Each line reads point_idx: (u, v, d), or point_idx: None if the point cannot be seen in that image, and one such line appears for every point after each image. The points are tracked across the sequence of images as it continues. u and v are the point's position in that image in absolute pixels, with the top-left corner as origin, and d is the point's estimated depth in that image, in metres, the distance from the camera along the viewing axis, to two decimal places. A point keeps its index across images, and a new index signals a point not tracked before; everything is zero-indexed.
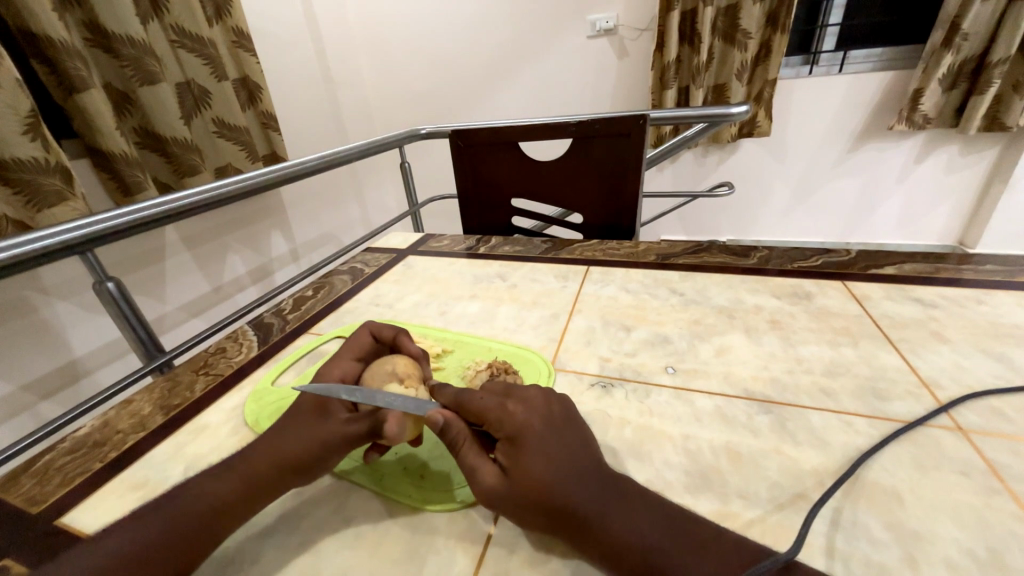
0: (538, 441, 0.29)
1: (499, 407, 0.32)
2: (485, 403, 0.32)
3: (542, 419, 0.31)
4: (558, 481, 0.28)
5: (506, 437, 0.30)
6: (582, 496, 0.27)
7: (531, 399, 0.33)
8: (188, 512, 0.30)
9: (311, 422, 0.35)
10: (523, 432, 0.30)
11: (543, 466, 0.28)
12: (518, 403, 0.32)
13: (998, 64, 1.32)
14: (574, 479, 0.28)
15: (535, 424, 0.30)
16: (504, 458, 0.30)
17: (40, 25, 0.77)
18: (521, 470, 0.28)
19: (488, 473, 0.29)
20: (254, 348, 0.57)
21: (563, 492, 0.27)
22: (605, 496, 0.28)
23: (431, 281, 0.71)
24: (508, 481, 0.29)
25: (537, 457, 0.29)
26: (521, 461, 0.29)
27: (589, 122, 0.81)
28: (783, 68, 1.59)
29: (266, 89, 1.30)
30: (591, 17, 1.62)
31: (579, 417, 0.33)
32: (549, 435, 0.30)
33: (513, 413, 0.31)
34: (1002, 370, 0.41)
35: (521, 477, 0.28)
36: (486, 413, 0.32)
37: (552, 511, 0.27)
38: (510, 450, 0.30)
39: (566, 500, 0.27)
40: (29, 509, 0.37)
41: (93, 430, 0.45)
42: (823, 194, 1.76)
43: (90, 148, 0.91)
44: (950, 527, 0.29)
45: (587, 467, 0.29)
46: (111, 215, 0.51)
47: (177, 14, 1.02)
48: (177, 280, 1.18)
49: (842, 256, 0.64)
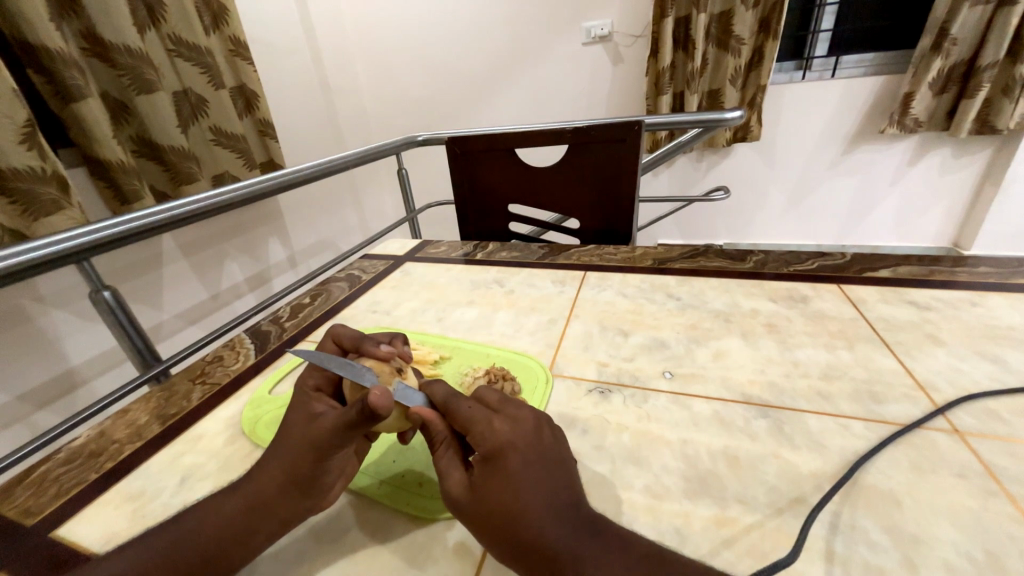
0: (518, 463, 0.29)
1: (482, 421, 0.31)
2: (471, 415, 0.32)
3: (528, 442, 0.30)
4: (528, 507, 0.27)
5: (484, 454, 0.30)
6: (552, 529, 0.27)
7: (521, 418, 0.32)
8: (199, 534, 0.30)
9: (305, 427, 0.33)
10: (504, 450, 0.29)
11: (517, 490, 0.28)
12: (505, 418, 0.31)
13: (987, 69, 1.34)
14: (547, 511, 0.27)
15: (521, 445, 0.30)
16: (478, 474, 0.29)
17: (37, 36, 0.78)
18: (492, 489, 0.28)
19: (455, 485, 0.30)
20: (251, 357, 0.57)
21: (533, 521, 0.27)
22: (581, 535, 0.26)
23: (428, 287, 0.71)
24: (476, 498, 0.28)
25: (511, 478, 0.28)
26: (493, 480, 0.28)
27: (584, 128, 0.82)
28: (777, 73, 1.60)
29: (264, 98, 1.30)
30: (585, 24, 1.64)
31: (564, 444, 0.32)
32: (532, 459, 0.29)
33: (498, 429, 0.30)
34: (998, 372, 0.42)
35: (491, 496, 0.28)
36: (469, 426, 0.31)
37: (517, 538, 0.27)
38: (485, 467, 0.29)
39: (532, 528, 0.27)
40: (24, 520, 0.36)
41: (89, 440, 0.45)
42: (818, 197, 1.78)
43: (87, 157, 0.91)
44: (948, 530, 0.29)
45: (562, 499, 0.28)
46: (108, 223, 0.50)
47: (174, 24, 1.03)
48: (174, 288, 1.18)
49: (838, 259, 0.64)
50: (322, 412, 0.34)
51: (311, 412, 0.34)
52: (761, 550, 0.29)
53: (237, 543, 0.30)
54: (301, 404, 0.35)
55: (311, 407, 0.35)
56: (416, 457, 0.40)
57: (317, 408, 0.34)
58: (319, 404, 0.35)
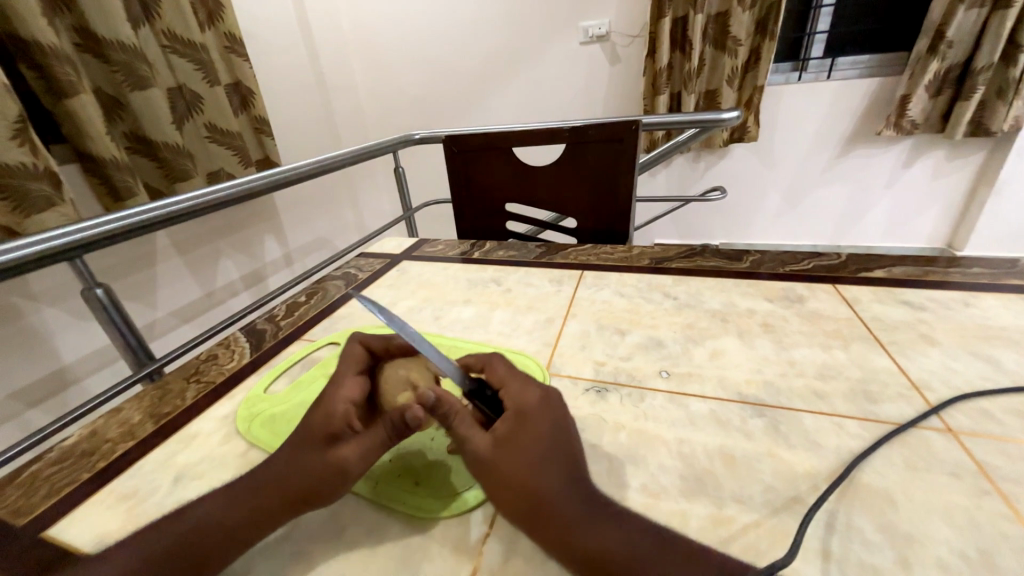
0: (541, 424, 0.32)
1: (515, 389, 0.34)
2: (509, 383, 0.35)
3: (553, 415, 0.33)
4: (547, 468, 0.30)
5: (514, 417, 0.32)
6: (563, 492, 0.29)
7: (547, 392, 0.35)
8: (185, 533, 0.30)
9: (321, 450, 0.32)
10: (534, 417, 0.32)
11: (540, 453, 0.30)
12: (534, 392, 0.34)
13: (982, 72, 1.35)
14: (561, 478, 0.29)
15: (548, 416, 0.32)
16: (505, 433, 0.31)
17: (29, 30, 0.77)
18: (520, 447, 0.30)
19: (480, 439, 0.31)
20: (246, 355, 0.56)
21: (550, 484, 0.29)
22: (587, 505, 0.28)
23: (425, 286, 0.70)
24: (501, 452, 0.30)
25: (538, 441, 0.31)
26: (521, 440, 0.31)
27: (582, 128, 0.82)
28: (773, 74, 1.61)
29: (259, 94, 1.29)
30: (583, 23, 1.64)
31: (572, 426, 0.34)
32: (554, 430, 0.32)
33: (530, 400, 0.33)
34: (990, 371, 0.42)
35: (519, 456, 0.30)
36: (504, 389, 0.35)
37: (533, 492, 0.29)
38: (514, 430, 0.31)
39: (548, 488, 0.29)
40: (15, 520, 0.36)
41: (81, 439, 0.44)
42: (814, 197, 1.78)
43: (79, 153, 0.90)
44: (942, 529, 0.29)
45: (568, 465, 0.31)
46: (100, 220, 0.50)
47: (168, 20, 1.02)
48: (168, 285, 1.17)
49: (833, 259, 0.64)
50: (342, 431, 0.32)
51: (330, 430, 0.32)
52: (757, 548, 0.29)
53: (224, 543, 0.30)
54: (327, 415, 0.33)
55: (331, 421, 0.33)
56: (412, 451, 0.40)
57: (335, 426, 0.33)
58: (341, 424, 0.33)
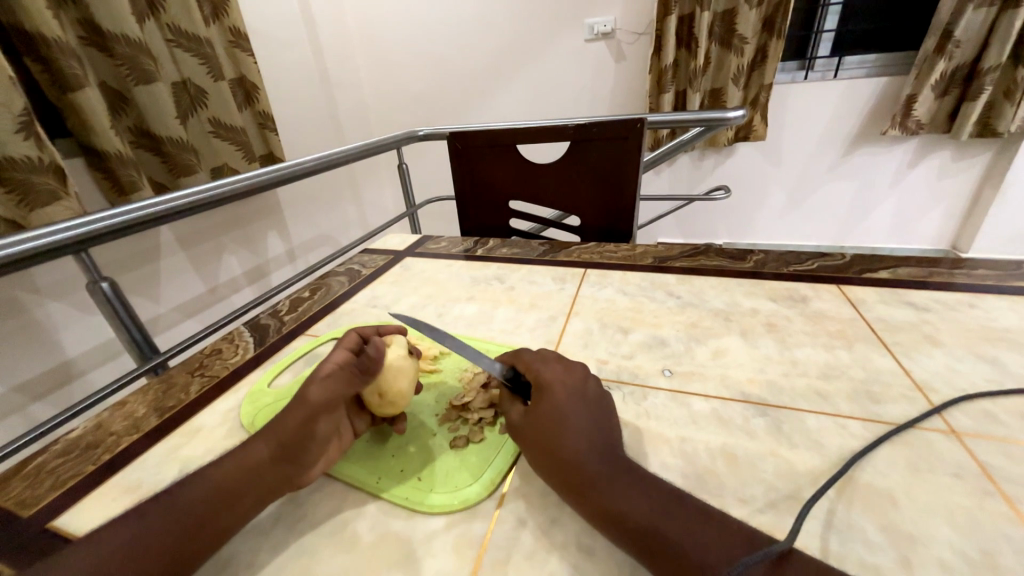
0: (559, 394, 0.35)
1: (539, 366, 0.38)
2: (535, 363, 0.39)
3: (574, 388, 0.36)
4: (568, 431, 0.33)
5: (535, 389, 0.37)
6: (585, 452, 0.32)
7: (572, 370, 0.38)
8: (184, 506, 0.30)
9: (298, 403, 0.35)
10: (550, 387, 0.36)
11: (557, 416, 0.34)
12: (557, 369, 0.38)
13: (989, 72, 1.34)
14: (583, 441, 0.33)
15: (565, 387, 0.36)
16: (530, 405, 0.36)
17: (34, 23, 0.77)
18: (540, 414, 0.35)
19: (514, 413, 0.37)
20: (249, 350, 0.57)
21: (572, 447, 0.32)
22: (608, 465, 0.31)
23: (428, 283, 0.71)
24: (527, 421, 0.35)
25: (555, 408, 0.35)
26: (540, 408, 0.35)
27: (586, 126, 0.81)
28: (779, 73, 1.60)
29: (263, 89, 1.29)
30: (588, 21, 1.63)
31: (604, 402, 0.37)
32: (573, 397, 0.35)
33: (547, 374, 0.37)
34: (994, 373, 0.42)
35: (541, 421, 0.34)
36: (528, 368, 0.39)
37: (557, 454, 0.32)
38: (535, 400, 0.36)
39: (569, 449, 0.32)
40: (22, 511, 0.36)
41: (87, 432, 0.44)
42: (819, 197, 1.78)
43: (84, 147, 0.90)
44: (944, 529, 0.29)
45: (596, 433, 0.34)
46: (107, 214, 0.50)
47: (173, 14, 1.02)
48: (172, 279, 1.17)
49: (837, 259, 0.64)
50: (316, 375, 0.37)
51: (306, 376, 0.37)
52: None
53: (225, 513, 0.30)
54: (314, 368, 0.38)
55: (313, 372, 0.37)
56: (415, 447, 0.40)
57: (315, 375, 0.37)
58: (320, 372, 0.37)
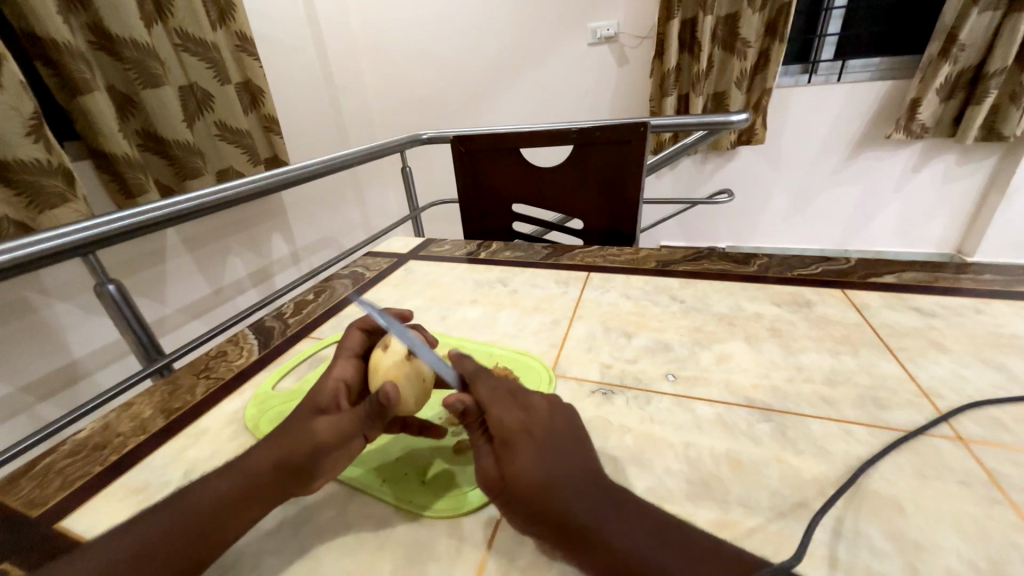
0: (530, 439, 0.30)
1: (498, 402, 0.33)
2: (494, 399, 0.33)
3: (542, 426, 0.31)
4: (554, 482, 0.28)
5: (501, 436, 0.31)
6: (576, 503, 0.27)
7: (535, 404, 0.33)
8: (190, 514, 0.30)
9: (306, 421, 0.34)
10: (519, 433, 0.30)
11: (538, 467, 0.29)
12: (521, 406, 0.33)
13: (994, 76, 1.33)
14: (571, 487, 0.28)
15: (534, 429, 0.31)
16: (501, 456, 0.30)
17: (44, 27, 0.78)
18: (517, 466, 0.29)
19: (485, 463, 0.31)
20: (254, 352, 0.57)
21: (562, 500, 0.27)
22: (603, 508, 0.27)
23: (432, 286, 0.71)
24: (504, 477, 0.29)
25: (534, 457, 0.29)
26: (516, 459, 0.29)
27: (590, 130, 0.82)
28: (782, 77, 1.60)
29: (268, 93, 1.30)
30: (592, 25, 1.64)
31: (578, 431, 0.33)
32: (546, 439, 0.30)
33: (511, 414, 0.32)
34: (1001, 379, 0.42)
35: (520, 475, 0.29)
36: (488, 406, 0.32)
37: (548, 514, 0.27)
38: (507, 449, 0.30)
39: (561, 504, 0.27)
40: (29, 511, 0.37)
41: (93, 433, 0.45)
42: (823, 200, 1.77)
43: (92, 150, 0.91)
44: (951, 537, 0.29)
45: (584, 476, 0.29)
46: (116, 217, 0.51)
47: (180, 18, 1.03)
48: (177, 281, 1.18)
49: (842, 264, 0.64)
50: (330, 407, 0.35)
51: (317, 404, 0.35)
52: (763, 553, 0.29)
53: (226, 522, 0.30)
54: (321, 390, 0.36)
55: (322, 397, 0.36)
56: (418, 451, 0.40)
57: (323, 401, 0.35)
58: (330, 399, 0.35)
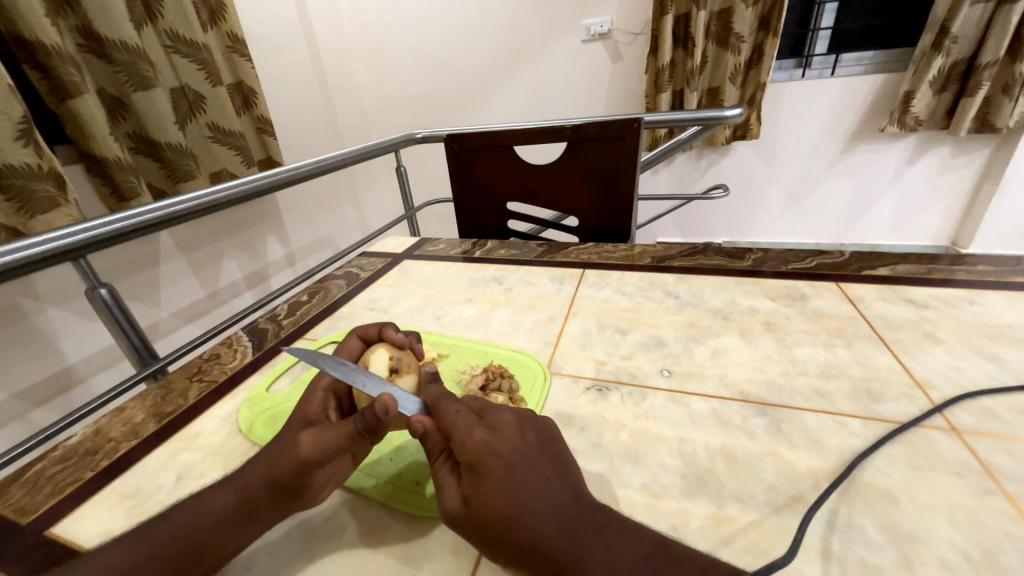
0: (495, 465, 0.29)
1: (462, 427, 0.32)
2: (455, 421, 0.32)
3: (511, 446, 0.30)
4: (523, 508, 0.27)
5: (467, 464, 0.30)
6: (549, 530, 0.26)
7: (503, 423, 0.32)
8: (184, 527, 0.30)
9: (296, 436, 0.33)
10: (484, 458, 0.29)
11: (506, 495, 0.27)
12: (487, 427, 0.31)
13: (987, 67, 1.34)
14: (542, 513, 0.27)
15: (501, 450, 0.29)
16: (467, 484, 0.29)
17: (32, 31, 0.77)
18: (483, 494, 0.28)
19: (450, 494, 0.30)
20: (248, 354, 0.57)
21: (532, 527, 0.26)
22: (578, 532, 0.26)
23: (426, 285, 0.71)
24: (469, 507, 0.28)
25: (500, 484, 0.28)
26: (480, 488, 0.28)
27: (583, 126, 0.81)
28: (776, 71, 1.60)
29: (261, 94, 1.29)
30: (585, 21, 1.63)
31: (550, 447, 0.31)
32: (515, 460, 0.29)
33: (475, 439, 0.30)
34: (994, 369, 0.42)
35: (484, 505, 0.27)
36: (451, 431, 0.32)
37: (520, 545, 0.26)
38: (473, 478, 0.29)
39: (533, 533, 0.26)
40: (20, 519, 0.36)
41: (85, 438, 0.44)
42: (818, 194, 1.77)
43: (84, 154, 0.90)
44: (945, 527, 0.29)
45: (555, 499, 0.27)
46: (106, 220, 0.50)
47: (171, 20, 1.03)
48: (171, 285, 1.17)
49: (836, 257, 0.64)
50: (317, 419, 0.35)
51: (306, 417, 0.35)
52: (757, 547, 0.29)
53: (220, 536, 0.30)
54: (309, 402, 0.36)
55: (310, 411, 0.36)
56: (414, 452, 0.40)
57: (312, 413, 0.35)
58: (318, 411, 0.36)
